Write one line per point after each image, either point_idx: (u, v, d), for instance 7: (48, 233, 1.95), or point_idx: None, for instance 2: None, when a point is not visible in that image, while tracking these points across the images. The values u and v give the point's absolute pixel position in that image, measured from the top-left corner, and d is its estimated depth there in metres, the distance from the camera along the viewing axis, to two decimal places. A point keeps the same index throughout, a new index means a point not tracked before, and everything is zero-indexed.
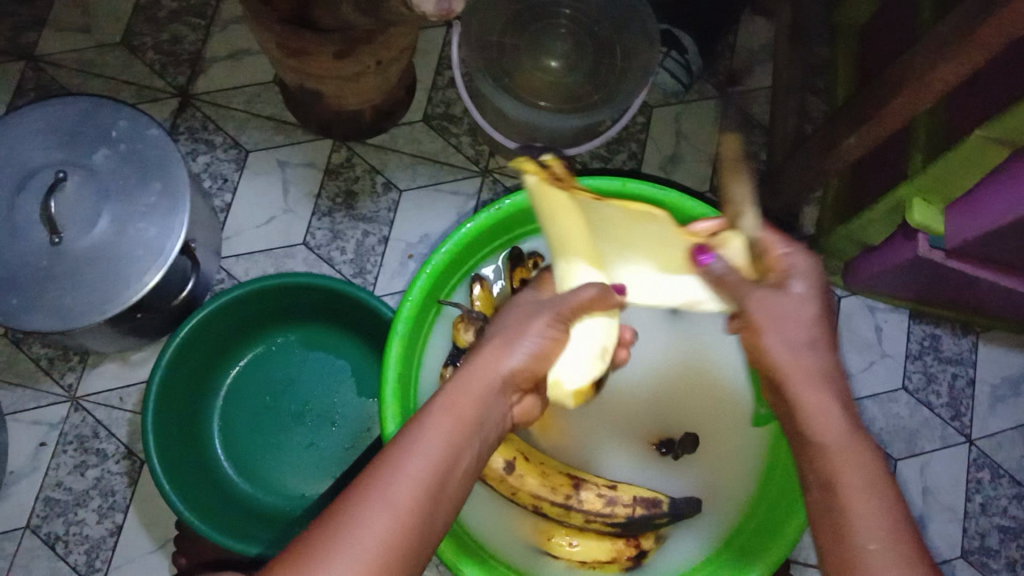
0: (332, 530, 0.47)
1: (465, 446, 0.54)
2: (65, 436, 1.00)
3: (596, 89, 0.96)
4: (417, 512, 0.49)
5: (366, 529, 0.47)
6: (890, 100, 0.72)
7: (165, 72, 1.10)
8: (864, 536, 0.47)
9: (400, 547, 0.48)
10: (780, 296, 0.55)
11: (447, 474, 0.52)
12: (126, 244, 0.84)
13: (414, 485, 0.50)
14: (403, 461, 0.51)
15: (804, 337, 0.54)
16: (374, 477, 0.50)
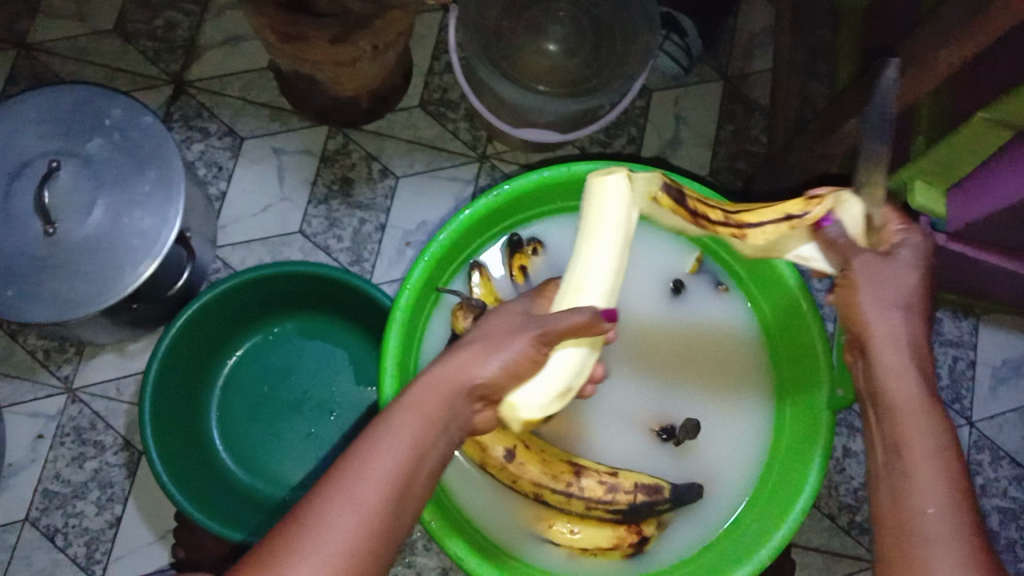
0: (299, 531, 0.47)
1: (433, 444, 0.54)
2: (62, 427, 1.00)
3: (595, 73, 0.95)
4: (384, 511, 0.50)
5: (331, 531, 0.47)
6: (893, 81, 0.71)
7: (158, 59, 1.09)
8: (926, 500, 0.48)
9: (366, 547, 0.48)
10: (885, 262, 0.54)
11: (414, 473, 0.52)
12: (121, 234, 0.84)
13: (381, 486, 0.50)
14: (370, 461, 0.51)
15: (900, 298, 0.53)
16: (340, 477, 0.50)
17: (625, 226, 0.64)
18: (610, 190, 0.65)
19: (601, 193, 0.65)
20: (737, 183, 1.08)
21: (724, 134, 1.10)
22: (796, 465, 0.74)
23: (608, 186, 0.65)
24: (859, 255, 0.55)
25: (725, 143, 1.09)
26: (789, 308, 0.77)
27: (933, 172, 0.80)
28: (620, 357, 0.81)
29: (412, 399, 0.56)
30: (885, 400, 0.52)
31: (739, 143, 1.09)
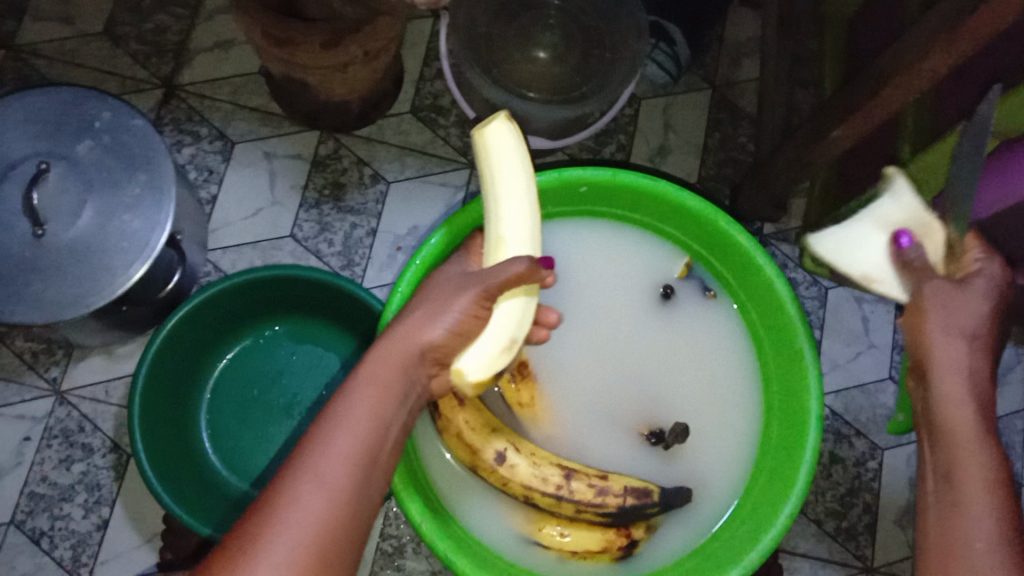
0: (269, 509, 0.51)
1: (388, 415, 0.58)
2: (49, 430, 0.99)
3: (585, 81, 0.96)
4: (347, 484, 0.53)
5: (300, 507, 0.51)
6: (878, 90, 0.72)
7: (149, 62, 1.09)
8: (975, 532, 0.54)
9: (336, 519, 0.52)
10: (959, 291, 0.61)
11: (375, 446, 0.56)
12: (112, 236, 0.84)
13: (340, 463, 0.54)
14: (329, 439, 0.55)
15: (964, 330, 0.59)
16: (303, 457, 0.54)
17: (515, 166, 0.67)
18: (497, 139, 0.67)
19: (488, 145, 0.67)
20: (725, 190, 1.09)
21: (712, 142, 1.11)
22: (783, 470, 0.74)
23: (491, 136, 0.67)
24: (930, 284, 0.62)
25: (713, 151, 1.10)
26: (775, 315, 0.78)
27: None
28: (610, 359, 0.82)
29: (364, 377, 0.59)
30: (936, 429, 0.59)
31: (727, 151, 1.10)
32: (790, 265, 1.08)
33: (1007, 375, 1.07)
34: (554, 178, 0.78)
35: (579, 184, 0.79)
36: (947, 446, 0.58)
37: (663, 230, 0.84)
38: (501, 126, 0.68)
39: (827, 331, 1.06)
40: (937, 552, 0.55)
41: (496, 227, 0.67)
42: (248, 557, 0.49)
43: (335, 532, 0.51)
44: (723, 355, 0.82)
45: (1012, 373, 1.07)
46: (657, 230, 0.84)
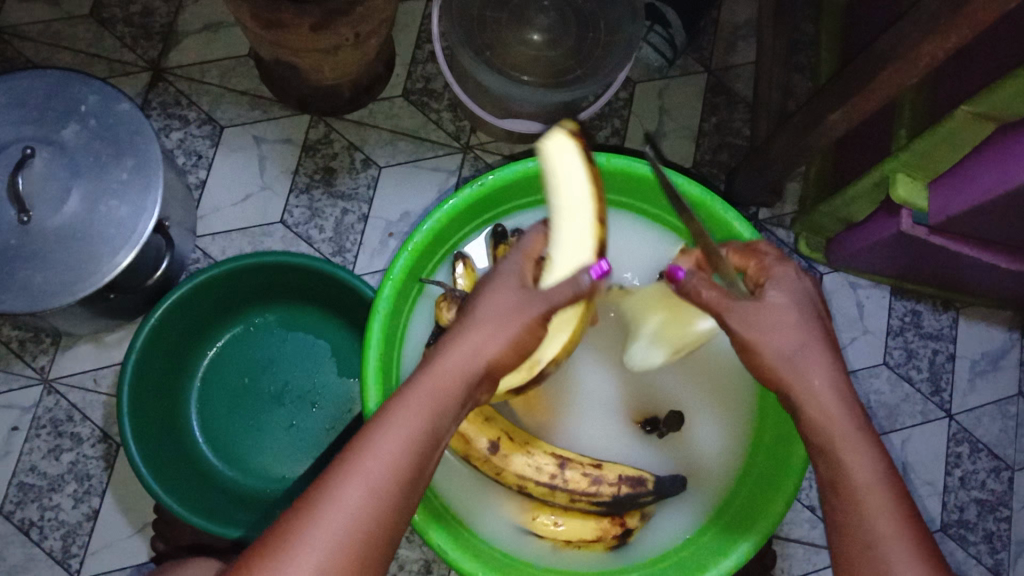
0: (309, 510, 0.49)
1: (442, 417, 0.55)
2: (38, 419, 0.98)
3: (579, 64, 0.94)
4: (391, 489, 0.51)
5: (339, 509, 0.49)
6: (876, 75, 0.71)
7: (136, 44, 1.07)
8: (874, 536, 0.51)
9: (373, 525, 0.50)
10: (762, 307, 0.58)
11: (426, 450, 0.53)
12: (98, 222, 0.82)
13: (387, 469, 0.51)
14: (378, 439, 0.52)
15: (795, 343, 0.57)
16: (349, 457, 0.51)
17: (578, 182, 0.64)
18: (559, 154, 0.64)
19: (552, 159, 0.65)
20: (720, 175, 1.08)
21: (708, 126, 1.09)
22: (776, 470, 0.73)
23: (553, 155, 0.65)
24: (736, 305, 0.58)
25: (708, 135, 1.09)
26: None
27: (915, 165, 0.81)
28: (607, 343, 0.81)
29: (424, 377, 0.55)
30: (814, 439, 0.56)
31: (723, 136, 1.09)
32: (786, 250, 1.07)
33: (1001, 361, 1.07)
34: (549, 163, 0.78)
35: None
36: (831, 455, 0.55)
37: (661, 217, 0.83)
38: (564, 139, 0.65)
39: None
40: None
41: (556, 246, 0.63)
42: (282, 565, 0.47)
43: (369, 539, 0.49)
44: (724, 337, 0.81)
45: (1006, 358, 1.07)
46: (654, 216, 0.83)
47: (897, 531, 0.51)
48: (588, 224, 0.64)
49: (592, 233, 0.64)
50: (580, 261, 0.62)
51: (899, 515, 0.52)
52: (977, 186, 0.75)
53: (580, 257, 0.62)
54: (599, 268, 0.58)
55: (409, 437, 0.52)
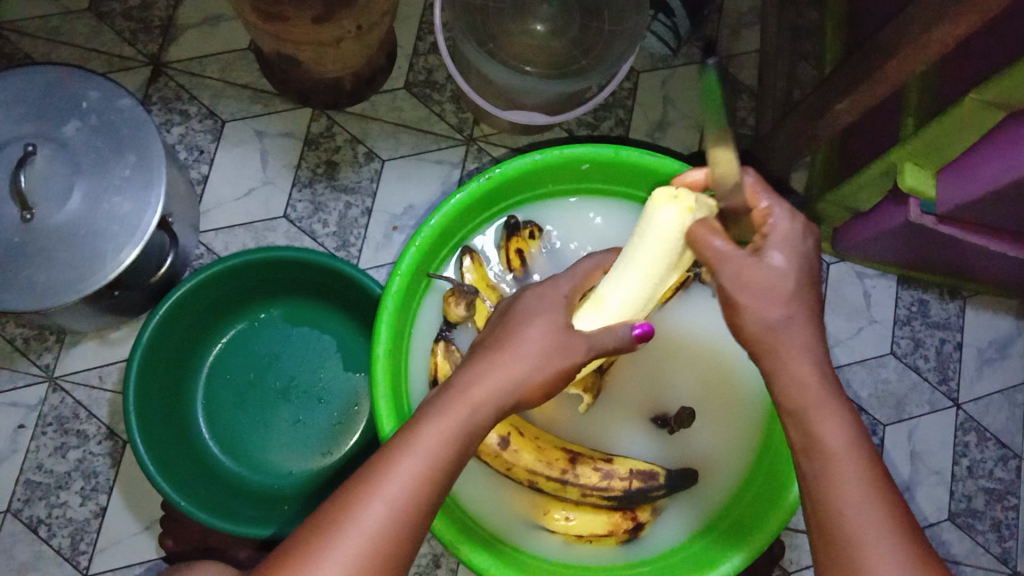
0: (330, 524, 0.50)
1: (468, 441, 0.56)
2: (43, 417, 0.98)
3: (584, 54, 0.93)
4: (412, 509, 0.52)
5: (360, 524, 0.50)
6: (884, 63, 0.70)
7: (135, 39, 1.06)
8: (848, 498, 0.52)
9: (391, 541, 0.51)
10: (759, 266, 0.56)
11: (447, 472, 0.54)
12: (102, 219, 0.82)
13: (409, 486, 0.52)
14: (401, 459, 0.53)
15: (780, 314, 0.55)
16: (373, 474, 0.53)
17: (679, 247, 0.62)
18: (671, 214, 0.61)
19: (656, 213, 0.61)
20: None
21: None
22: (784, 466, 0.73)
23: (659, 214, 0.61)
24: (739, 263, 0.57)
25: None
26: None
27: (922, 153, 0.80)
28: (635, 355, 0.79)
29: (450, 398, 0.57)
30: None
31: (728, 125, 1.08)
32: None
33: (1008, 349, 1.06)
34: (556, 154, 0.78)
35: (581, 161, 0.79)
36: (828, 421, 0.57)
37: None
38: (677, 203, 0.61)
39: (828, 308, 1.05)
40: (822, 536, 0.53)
41: (621, 293, 0.64)
42: None
43: (387, 557, 0.51)
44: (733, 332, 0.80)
45: (1013, 347, 1.06)
46: None
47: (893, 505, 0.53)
48: (660, 282, 0.65)
49: (658, 290, 0.65)
50: (632, 311, 0.64)
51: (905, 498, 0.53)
52: (984, 175, 0.75)
53: (634, 306, 0.64)
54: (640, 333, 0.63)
55: (433, 457, 0.54)
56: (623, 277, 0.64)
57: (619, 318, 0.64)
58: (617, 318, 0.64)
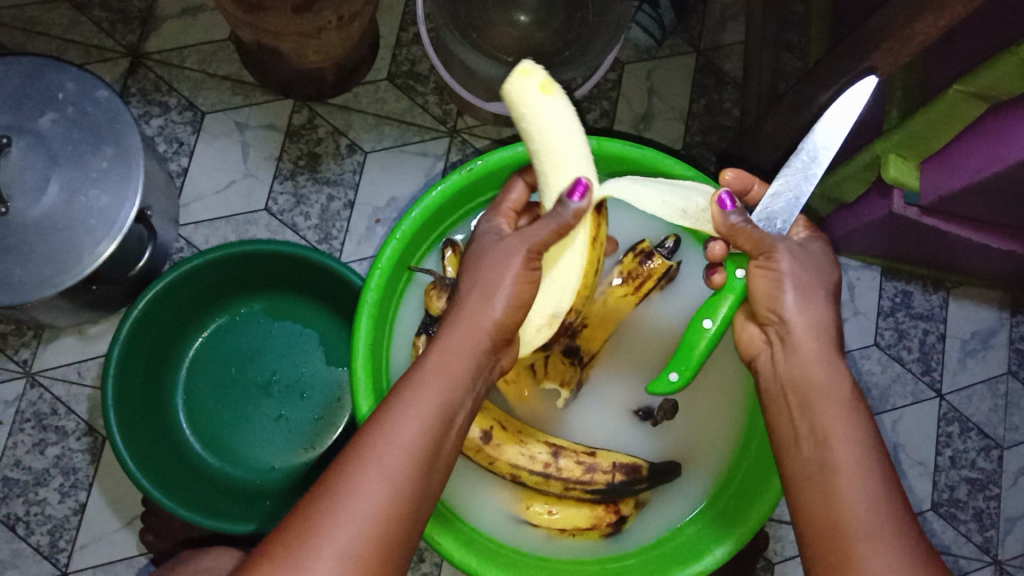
0: (329, 493, 0.51)
1: (445, 421, 0.56)
2: (21, 414, 0.96)
3: (568, 45, 0.92)
4: (407, 480, 0.52)
5: (360, 495, 0.50)
6: (866, 55, 0.69)
7: (114, 29, 1.04)
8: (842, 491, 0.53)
9: (388, 523, 0.51)
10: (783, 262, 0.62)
11: (432, 451, 0.55)
12: (79, 213, 0.80)
13: (400, 466, 0.52)
14: (393, 428, 0.54)
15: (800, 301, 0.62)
16: (366, 445, 0.53)
17: (557, 102, 0.65)
18: (530, 84, 0.64)
19: (520, 92, 0.64)
20: (710, 157, 1.07)
21: (697, 107, 1.08)
22: (766, 461, 0.73)
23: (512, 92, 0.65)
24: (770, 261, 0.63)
25: (698, 117, 1.08)
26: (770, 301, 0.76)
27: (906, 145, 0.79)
28: (631, 350, 0.79)
29: (426, 378, 0.57)
30: (808, 397, 0.59)
31: (712, 117, 1.08)
32: None
33: (991, 340, 1.07)
34: None
35: None
36: (820, 416, 0.58)
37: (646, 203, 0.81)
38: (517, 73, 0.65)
39: None
40: (825, 526, 0.54)
41: (552, 165, 0.65)
42: (302, 548, 0.48)
43: (391, 526, 0.51)
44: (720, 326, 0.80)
45: (996, 338, 1.07)
46: None
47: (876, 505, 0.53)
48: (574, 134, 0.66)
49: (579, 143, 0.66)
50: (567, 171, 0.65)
51: (881, 494, 0.53)
52: (967, 168, 0.75)
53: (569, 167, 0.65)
54: (577, 193, 0.63)
55: (414, 436, 0.54)
56: (546, 152, 0.65)
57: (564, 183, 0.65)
58: (563, 183, 0.65)
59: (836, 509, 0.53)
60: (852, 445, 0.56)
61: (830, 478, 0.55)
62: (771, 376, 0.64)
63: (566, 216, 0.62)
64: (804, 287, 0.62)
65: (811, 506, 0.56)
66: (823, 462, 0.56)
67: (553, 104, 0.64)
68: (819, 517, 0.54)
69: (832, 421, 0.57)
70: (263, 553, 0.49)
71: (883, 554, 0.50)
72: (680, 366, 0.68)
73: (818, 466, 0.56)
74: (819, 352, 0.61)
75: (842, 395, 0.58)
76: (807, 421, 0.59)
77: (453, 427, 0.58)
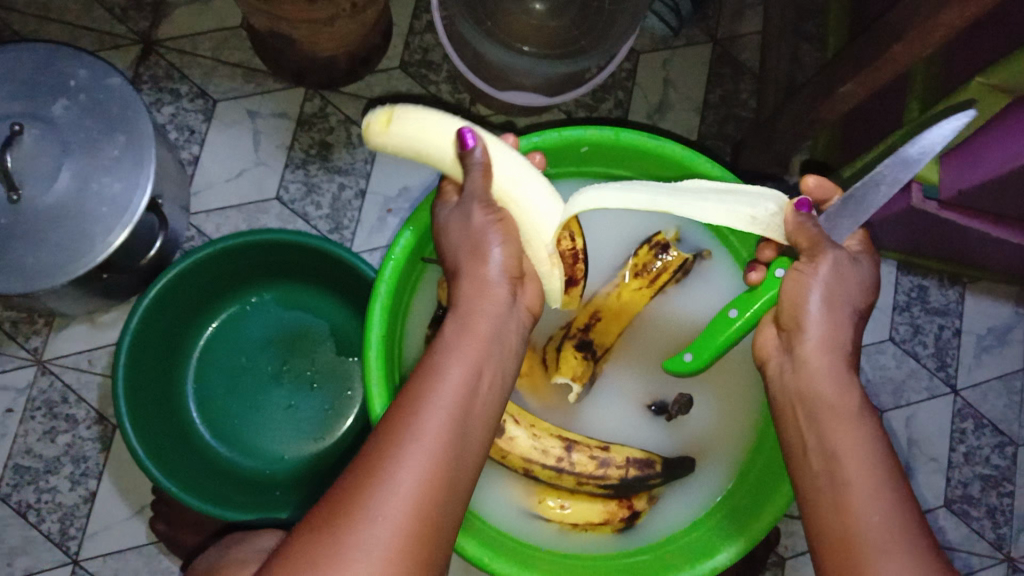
0: (367, 477, 0.50)
1: (473, 397, 0.56)
2: (33, 401, 0.96)
3: (584, 33, 0.91)
4: (444, 465, 0.51)
5: (396, 480, 0.50)
6: (887, 48, 0.68)
7: (126, 15, 1.04)
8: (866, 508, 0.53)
9: (424, 508, 0.50)
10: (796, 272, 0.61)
11: (466, 435, 0.54)
12: (90, 200, 0.80)
13: (437, 445, 0.51)
14: (426, 412, 0.53)
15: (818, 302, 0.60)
16: (401, 427, 0.52)
17: (399, 121, 0.65)
18: (375, 132, 0.66)
19: (377, 143, 0.67)
20: (726, 148, 1.06)
21: (713, 98, 1.07)
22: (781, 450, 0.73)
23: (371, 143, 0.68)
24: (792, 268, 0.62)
25: (714, 107, 1.07)
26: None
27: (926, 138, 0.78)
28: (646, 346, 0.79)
29: (456, 358, 0.57)
30: (812, 417, 0.59)
31: (728, 107, 1.07)
32: None
33: (1007, 336, 1.06)
34: (555, 137, 0.76)
35: (580, 144, 0.78)
36: (830, 423, 0.57)
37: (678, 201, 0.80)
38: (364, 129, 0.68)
39: None
40: (835, 536, 0.53)
41: (446, 157, 0.64)
42: (341, 531, 0.48)
43: (428, 511, 0.50)
44: None
45: (1012, 334, 1.06)
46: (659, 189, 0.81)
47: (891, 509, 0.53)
48: (434, 132, 0.64)
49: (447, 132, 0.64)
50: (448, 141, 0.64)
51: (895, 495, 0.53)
52: (987, 163, 0.73)
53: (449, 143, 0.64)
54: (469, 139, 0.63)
55: (442, 418, 0.53)
56: (431, 158, 0.65)
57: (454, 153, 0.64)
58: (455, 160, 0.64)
59: (846, 519, 0.53)
60: (862, 458, 0.55)
61: (841, 489, 0.54)
62: (781, 387, 0.63)
63: (479, 159, 0.63)
64: (832, 301, 0.60)
65: (825, 509, 0.55)
66: (834, 474, 0.55)
67: (392, 130, 0.65)
68: (830, 517, 0.54)
69: (845, 430, 0.57)
70: (300, 539, 0.49)
71: (894, 566, 0.50)
72: (703, 345, 0.68)
73: (828, 477, 0.56)
74: (831, 369, 0.59)
75: (852, 407, 0.58)
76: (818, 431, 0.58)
77: (481, 407, 0.56)
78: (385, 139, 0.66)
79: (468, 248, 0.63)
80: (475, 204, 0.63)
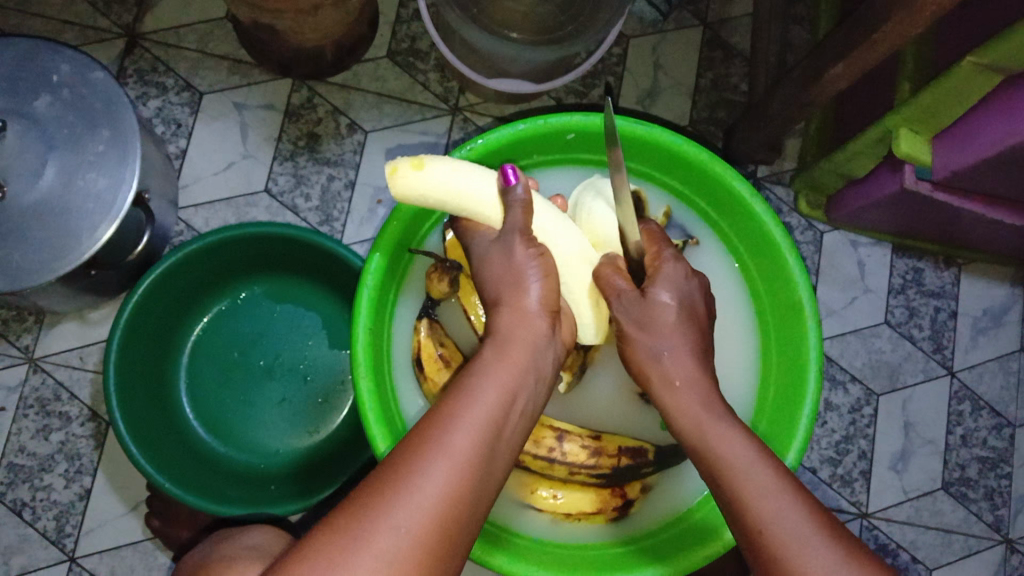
0: (388, 483, 0.47)
1: (511, 408, 0.54)
2: (25, 399, 0.96)
3: (571, 18, 0.90)
4: (471, 476, 0.49)
5: (419, 487, 0.47)
6: (874, 28, 0.67)
7: (109, 9, 1.03)
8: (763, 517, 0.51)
9: (446, 517, 0.47)
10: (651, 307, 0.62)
11: (495, 445, 0.51)
12: (75, 196, 0.79)
13: (466, 456, 0.49)
14: (456, 417, 0.51)
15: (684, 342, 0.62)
16: (428, 432, 0.50)
17: (433, 162, 0.66)
18: (406, 172, 0.66)
19: (406, 186, 0.66)
20: (718, 132, 1.05)
21: (704, 82, 1.06)
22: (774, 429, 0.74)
23: (397, 187, 0.67)
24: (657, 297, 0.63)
25: (705, 91, 1.06)
26: (779, 289, 0.76)
27: (918, 120, 0.77)
28: None
29: (488, 374, 0.55)
30: None
31: (720, 91, 1.06)
32: (784, 210, 1.04)
33: (1003, 317, 1.05)
34: (541, 123, 0.76)
35: (567, 130, 0.77)
36: None
37: (670, 183, 0.81)
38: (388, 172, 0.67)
39: (823, 277, 1.04)
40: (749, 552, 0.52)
41: (484, 196, 0.67)
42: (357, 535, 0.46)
43: (450, 523, 0.47)
44: (739, 300, 0.81)
45: (1009, 314, 1.05)
46: (649, 173, 0.81)
47: (786, 508, 0.51)
48: (469, 170, 0.67)
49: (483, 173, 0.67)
50: (490, 182, 0.67)
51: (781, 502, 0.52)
52: (979, 142, 0.73)
53: (490, 184, 0.67)
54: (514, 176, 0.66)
55: (478, 430, 0.51)
56: (465, 200, 0.67)
57: (497, 193, 0.67)
58: (497, 200, 0.67)
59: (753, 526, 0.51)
60: (743, 468, 0.54)
61: (735, 505, 0.53)
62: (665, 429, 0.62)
63: (520, 196, 0.65)
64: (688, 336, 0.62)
65: None
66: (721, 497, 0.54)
67: (427, 166, 0.66)
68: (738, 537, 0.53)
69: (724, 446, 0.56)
70: (307, 541, 0.47)
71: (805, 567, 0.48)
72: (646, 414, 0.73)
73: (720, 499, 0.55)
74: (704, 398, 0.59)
75: (723, 428, 0.57)
76: (701, 463, 0.57)
77: (513, 427, 0.54)
78: (418, 176, 0.66)
79: (510, 282, 0.62)
80: (517, 239, 0.64)
